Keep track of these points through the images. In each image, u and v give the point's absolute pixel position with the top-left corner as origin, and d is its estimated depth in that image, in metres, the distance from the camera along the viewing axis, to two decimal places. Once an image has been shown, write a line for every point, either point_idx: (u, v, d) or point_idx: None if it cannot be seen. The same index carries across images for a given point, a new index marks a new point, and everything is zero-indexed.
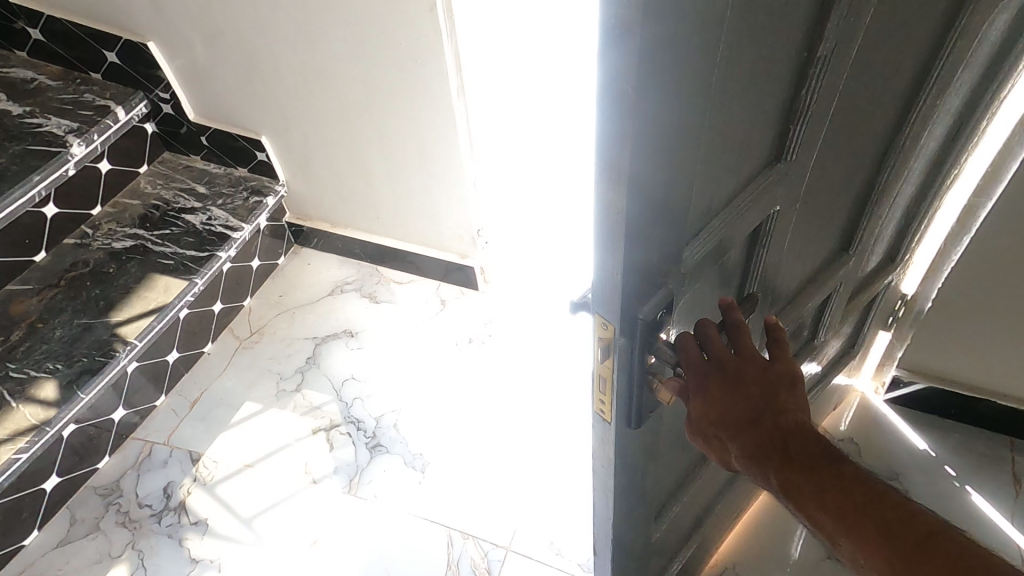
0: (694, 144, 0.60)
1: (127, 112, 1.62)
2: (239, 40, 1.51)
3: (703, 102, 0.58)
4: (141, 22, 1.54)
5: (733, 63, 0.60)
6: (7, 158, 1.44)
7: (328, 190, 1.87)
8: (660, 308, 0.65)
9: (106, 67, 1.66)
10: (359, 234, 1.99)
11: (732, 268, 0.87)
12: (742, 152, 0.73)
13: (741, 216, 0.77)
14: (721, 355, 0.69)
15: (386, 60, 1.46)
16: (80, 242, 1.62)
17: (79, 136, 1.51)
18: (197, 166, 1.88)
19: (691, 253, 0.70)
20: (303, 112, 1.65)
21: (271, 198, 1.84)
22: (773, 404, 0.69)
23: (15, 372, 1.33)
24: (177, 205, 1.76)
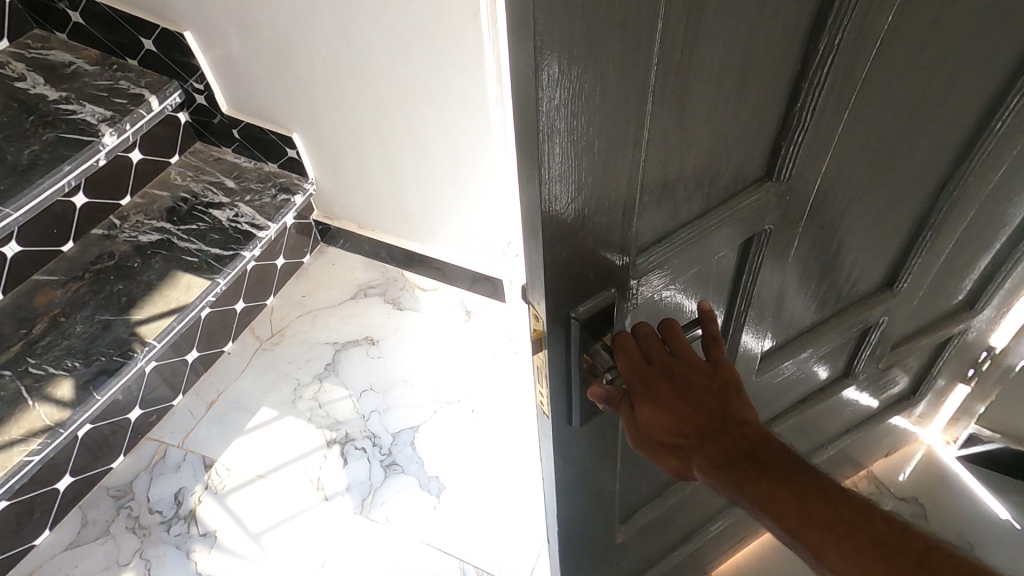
0: (629, 150, 0.52)
1: (160, 101, 1.57)
2: (271, 29, 1.44)
3: (635, 102, 0.49)
4: (172, 7, 1.48)
5: (692, 56, 0.50)
6: (38, 145, 1.39)
7: (356, 192, 1.80)
8: (597, 310, 0.62)
9: (143, 54, 1.60)
10: (386, 238, 1.93)
11: (715, 289, 0.79)
12: (718, 166, 0.62)
13: (709, 232, 0.67)
14: (658, 357, 0.64)
15: (417, 61, 1.38)
16: (107, 233, 1.58)
17: (112, 125, 1.46)
18: (227, 159, 1.84)
19: (637, 267, 0.64)
20: (334, 111, 1.58)
21: (298, 197, 1.79)
22: (723, 410, 0.64)
23: (34, 368, 1.30)
24: (205, 200, 1.72)
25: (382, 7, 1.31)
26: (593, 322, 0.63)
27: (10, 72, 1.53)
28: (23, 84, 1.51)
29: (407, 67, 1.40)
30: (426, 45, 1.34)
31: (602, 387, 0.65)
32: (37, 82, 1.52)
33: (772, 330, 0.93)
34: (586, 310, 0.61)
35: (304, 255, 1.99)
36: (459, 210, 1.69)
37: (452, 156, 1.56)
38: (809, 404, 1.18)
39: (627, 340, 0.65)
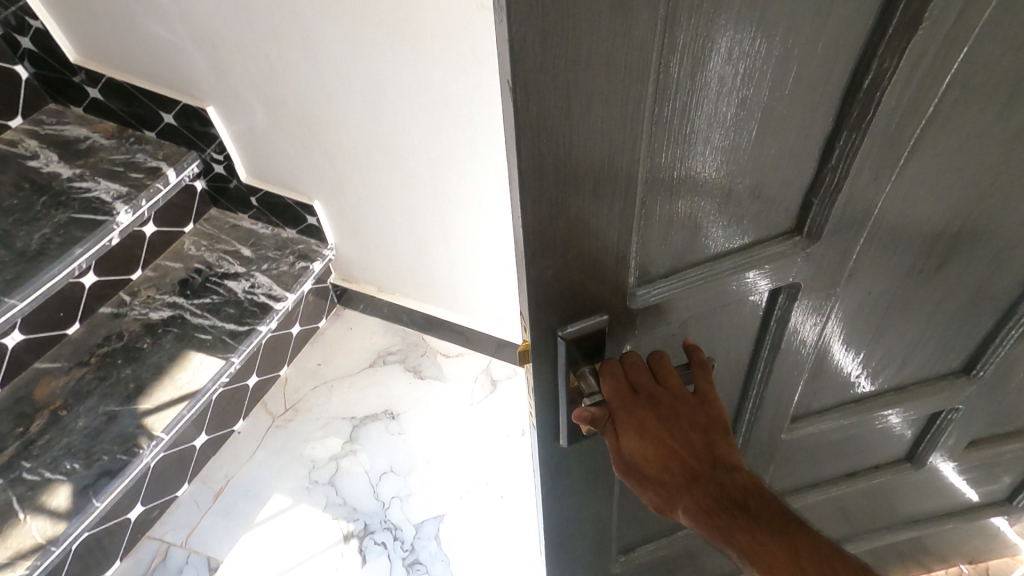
0: (609, 195, 0.51)
1: (178, 173, 1.50)
2: (298, 103, 1.33)
3: (612, 151, 0.48)
4: (196, 79, 1.38)
5: (679, 106, 0.48)
6: (50, 228, 1.32)
7: (377, 256, 1.70)
8: (585, 333, 0.62)
9: (163, 127, 1.52)
10: (405, 300, 1.83)
11: (731, 336, 0.75)
12: (724, 216, 0.59)
13: (719, 278, 0.64)
14: (646, 386, 0.63)
15: (451, 135, 1.28)
16: (116, 310, 1.49)
17: (127, 202, 1.39)
18: (244, 225, 1.73)
19: (634, 302, 0.63)
20: (359, 181, 1.48)
21: (317, 263, 1.68)
22: (708, 446, 0.63)
23: (29, 473, 1.20)
24: (220, 270, 1.63)
25: (424, 85, 1.20)
26: (582, 341, 0.63)
27: (23, 150, 1.46)
28: (36, 162, 1.45)
29: (445, 144, 1.30)
30: (469, 123, 1.24)
31: (590, 408, 0.63)
32: (51, 159, 1.46)
33: (806, 388, 0.88)
34: (573, 328, 0.61)
35: (320, 320, 1.88)
36: (482, 271, 1.60)
37: (487, 226, 1.46)
38: (860, 477, 1.09)
39: (614, 363, 0.64)
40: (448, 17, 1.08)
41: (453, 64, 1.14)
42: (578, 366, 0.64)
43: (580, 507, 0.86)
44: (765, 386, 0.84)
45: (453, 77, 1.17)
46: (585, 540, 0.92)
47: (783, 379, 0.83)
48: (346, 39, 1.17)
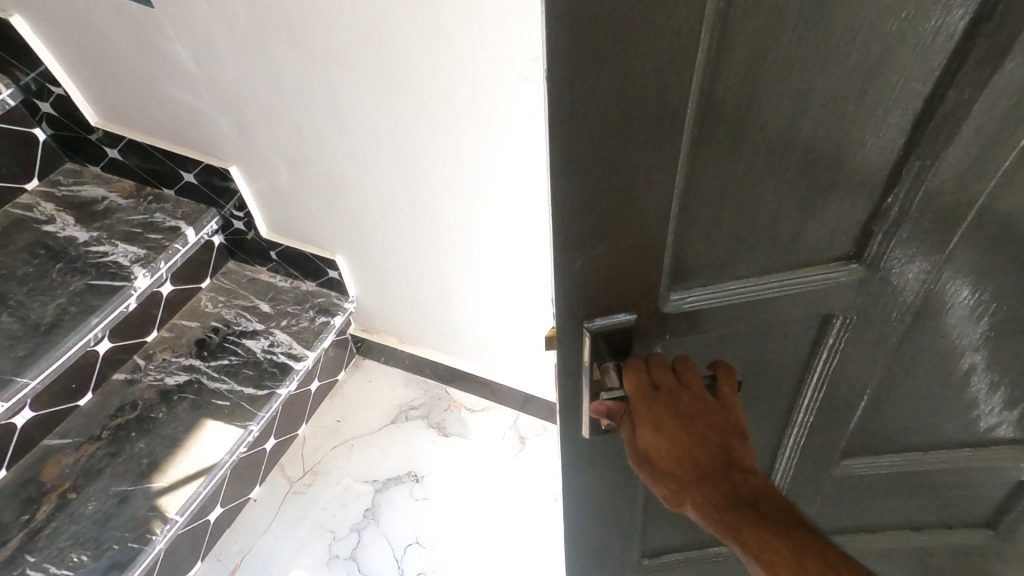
0: (618, 228, 0.44)
1: (197, 232, 1.37)
2: (322, 159, 1.20)
3: (621, 180, 0.41)
4: (219, 141, 1.25)
5: (701, 134, 0.40)
6: (65, 297, 1.20)
7: (400, 309, 1.55)
8: (612, 331, 0.52)
9: (181, 184, 1.38)
10: (428, 351, 1.68)
11: (769, 382, 0.65)
12: (754, 251, 0.50)
13: (765, 294, 0.53)
14: (669, 382, 0.52)
15: (487, 198, 1.15)
16: (129, 377, 1.39)
17: (145, 265, 1.27)
18: (262, 279, 1.58)
19: (667, 307, 0.51)
20: (383, 237, 1.35)
21: (339, 318, 1.52)
22: (730, 452, 0.52)
23: (33, 570, 1.11)
24: (237, 328, 1.49)
25: (464, 152, 1.08)
26: (606, 340, 0.52)
27: (38, 214, 1.32)
28: (51, 227, 1.31)
29: (483, 211, 1.19)
30: (511, 192, 1.12)
31: (605, 401, 0.54)
32: (67, 225, 1.33)
33: (865, 457, 0.74)
34: (599, 324, 0.51)
35: (339, 373, 1.72)
36: (520, 335, 1.47)
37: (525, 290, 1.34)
38: None
39: (636, 359, 0.54)
40: (496, 87, 0.96)
41: (499, 132, 1.03)
42: (597, 360, 0.54)
43: (606, 545, 0.81)
44: (813, 446, 0.73)
45: (496, 146, 1.05)
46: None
47: (831, 440, 0.72)
48: (380, 106, 1.06)
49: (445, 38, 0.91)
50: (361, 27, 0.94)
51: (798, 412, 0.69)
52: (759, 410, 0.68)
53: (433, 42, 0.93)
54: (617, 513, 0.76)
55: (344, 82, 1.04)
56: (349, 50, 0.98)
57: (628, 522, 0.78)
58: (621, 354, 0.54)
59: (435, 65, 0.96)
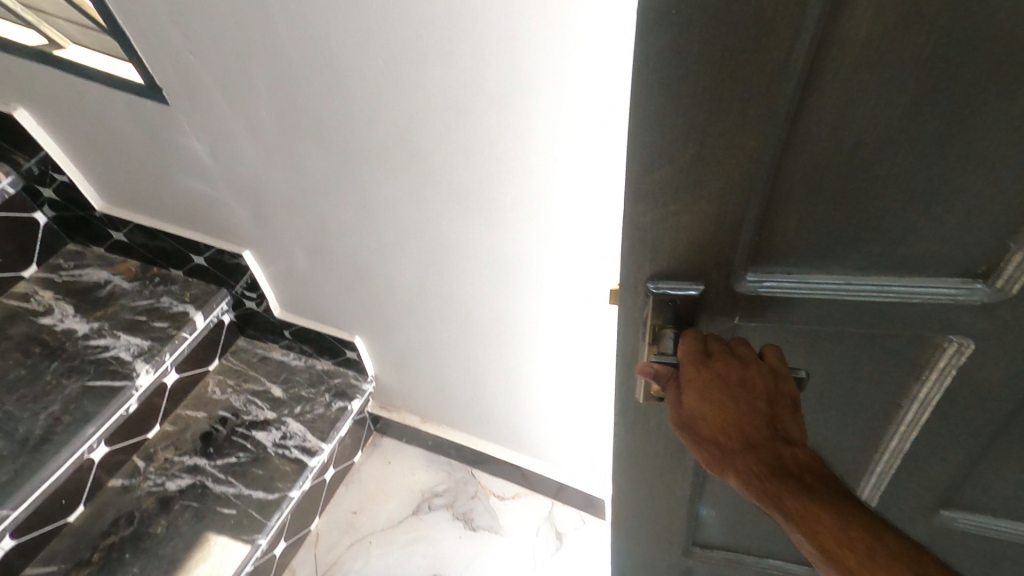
0: (684, 188, 0.39)
1: (207, 316, 1.14)
2: (337, 247, 0.93)
3: (690, 139, 0.36)
4: (237, 235, 1.02)
5: (793, 104, 0.34)
6: (61, 403, 1.00)
7: (426, 399, 1.30)
8: (676, 297, 0.45)
9: (191, 265, 1.14)
10: (453, 434, 1.46)
11: (857, 403, 0.54)
12: (843, 252, 0.41)
13: (854, 300, 0.44)
14: (719, 348, 0.45)
15: (531, 296, 0.86)
16: (127, 484, 1.14)
17: (149, 359, 1.07)
18: (275, 357, 1.34)
19: (741, 291, 0.45)
20: (404, 333, 1.08)
21: (357, 403, 1.27)
22: (782, 428, 0.43)
23: None
24: (248, 418, 1.26)
25: (530, 261, 0.80)
26: (670, 307, 0.46)
27: (34, 306, 1.13)
28: (48, 320, 1.11)
29: (544, 319, 0.89)
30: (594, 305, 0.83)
31: (650, 366, 0.45)
32: (65, 317, 1.12)
33: (970, 515, 0.61)
34: (666, 290, 0.45)
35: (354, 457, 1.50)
36: (590, 441, 1.18)
37: (598, 403, 1.04)
38: None
39: (690, 329, 0.46)
40: (593, 184, 0.65)
41: (593, 240, 0.73)
42: (653, 323, 0.47)
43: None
44: (905, 482, 0.59)
45: (580, 255, 0.76)
46: (650, 574, 0.78)
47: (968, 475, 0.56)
48: (422, 205, 0.79)
49: (527, 130, 0.63)
50: (410, 114, 0.67)
51: (887, 445, 0.57)
52: (848, 429, 0.57)
53: (509, 131, 0.64)
54: (664, 508, 0.67)
55: (379, 179, 0.78)
56: (391, 143, 0.72)
57: (671, 520, 0.69)
58: (681, 325, 0.47)
59: (506, 159, 0.67)
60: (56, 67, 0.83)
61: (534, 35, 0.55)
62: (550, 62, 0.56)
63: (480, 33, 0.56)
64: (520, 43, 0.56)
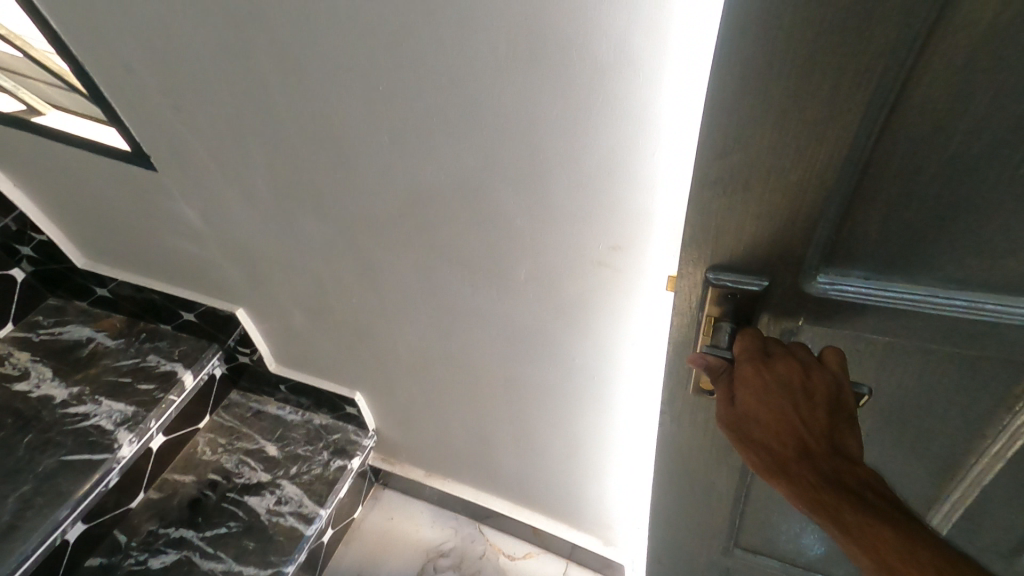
0: (755, 177, 0.33)
1: (196, 375, 1.08)
2: (322, 304, 0.80)
3: (768, 124, 0.30)
4: (232, 293, 0.93)
5: (898, 88, 0.28)
6: (32, 483, 0.90)
7: (432, 458, 1.17)
8: (739, 290, 0.39)
9: (180, 320, 1.07)
10: (462, 490, 1.33)
11: (933, 428, 0.47)
12: (936, 261, 0.35)
13: (933, 314, 0.38)
14: (779, 349, 0.40)
15: (540, 360, 0.68)
16: (106, 562, 1.02)
17: (133, 427, 0.99)
18: (270, 412, 1.24)
19: (809, 293, 0.39)
20: (403, 398, 0.94)
21: (357, 461, 1.16)
22: (842, 440, 0.39)
23: None
24: (240, 480, 1.15)
25: (562, 340, 0.64)
26: (731, 301, 0.40)
27: (9, 368, 1.05)
28: (23, 385, 1.03)
29: (558, 386, 0.70)
30: (644, 391, 0.65)
31: (703, 356, 0.42)
32: (43, 380, 1.05)
33: None
34: (728, 282, 0.39)
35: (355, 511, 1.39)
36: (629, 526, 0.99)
37: (642, 491, 0.84)
38: None
39: (749, 325, 0.42)
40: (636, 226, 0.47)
41: (646, 319, 0.56)
42: (709, 313, 0.42)
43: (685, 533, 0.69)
44: (982, 521, 0.51)
45: (630, 334, 0.58)
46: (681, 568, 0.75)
47: None
48: (430, 276, 0.64)
49: (566, 195, 0.48)
50: (419, 174, 0.53)
51: (965, 480, 0.49)
52: (919, 461, 0.49)
53: (542, 195, 0.49)
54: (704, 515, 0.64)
55: (381, 245, 0.63)
56: (394, 206, 0.58)
57: (710, 519, 0.64)
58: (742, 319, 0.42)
59: (537, 230, 0.52)
60: (37, 134, 0.77)
61: (584, 78, 0.40)
62: (617, 78, 0.38)
63: (511, 79, 0.42)
64: (566, 90, 0.40)
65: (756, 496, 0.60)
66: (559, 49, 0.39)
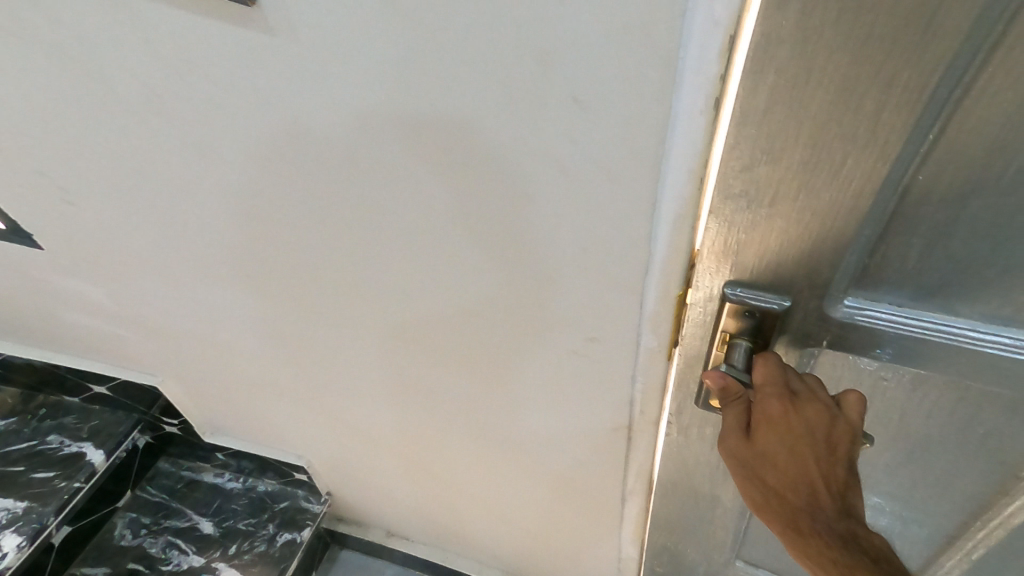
0: (786, 189, 0.27)
1: (110, 454, 0.93)
2: (256, 377, 0.68)
3: (804, 132, 0.24)
4: (143, 366, 0.78)
5: (961, 89, 0.22)
6: None
7: (396, 521, 1.03)
8: (760, 307, 0.31)
9: (87, 393, 0.92)
10: (425, 553, 1.11)
11: (951, 473, 0.40)
12: (976, 294, 0.28)
13: (973, 352, 0.31)
14: (802, 386, 0.32)
15: (513, 442, 0.59)
16: None
17: (24, 527, 0.82)
18: (205, 480, 1.09)
19: (833, 320, 0.31)
20: (362, 464, 0.82)
21: (308, 533, 1.02)
22: (854, 498, 0.32)
23: None
24: (167, 566, 0.99)
25: (534, 424, 0.54)
26: (751, 321, 0.32)
27: None
28: None
29: (533, 467, 0.62)
30: (630, 478, 0.57)
31: (719, 378, 0.33)
32: None
33: None
34: (748, 299, 0.31)
35: None
36: None
37: (633, 562, 0.76)
38: None
39: (768, 349, 0.33)
40: (616, 329, 0.39)
41: (632, 410, 0.46)
42: (722, 328, 0.33)
43: (683, 565, 0.65)
44: None
45: (612, 426, 0.49)
46: None
47: None
48: (380, 353, 0.53)
49: (530, 290, 0.38)
50: (352, 249, 0.41)
51: (989, 523, 0.42)
52: (949, 521, 0.44)
53: (499, 287, 0.39)
54: (698, 547, 0.60)
55: (315, 317, 0.52)
56: (320, 281, 0.47)
57: (706, 555, 0.61)
58: (766, 338, 0.33)
59: (499, 319, 0.43)
60: None
61: (546, 172, 0.30)
62: (592, 173, 0.29)
63: (455, 160, 0.32)
64: (529, 170, 0.30)
65: (753, 530, 0.56)
66: (510, 136, 0.29)
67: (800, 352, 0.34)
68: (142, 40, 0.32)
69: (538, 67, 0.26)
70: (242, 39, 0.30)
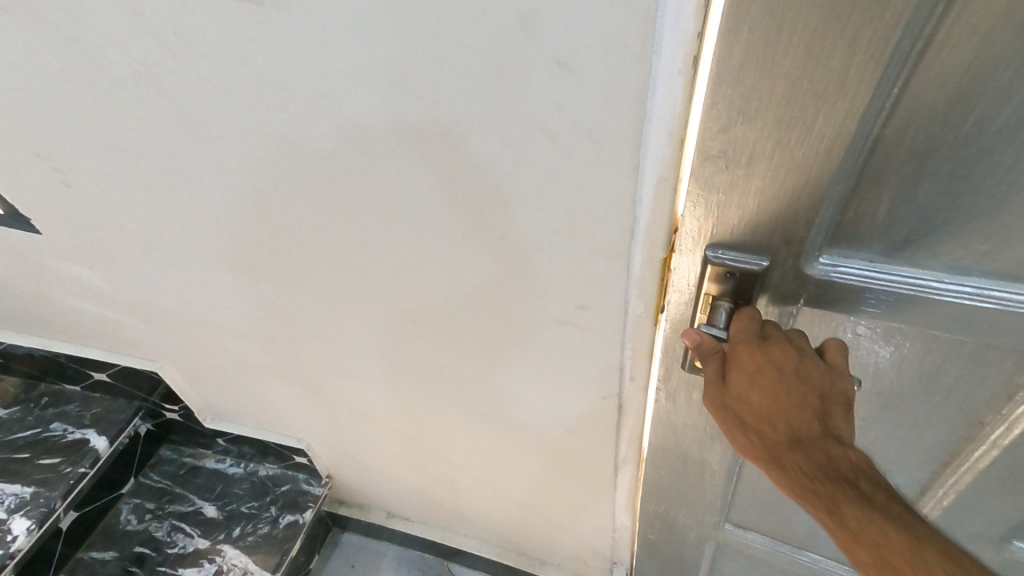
0: (762, 148, 0.28)
1: (113, 440, 0.94)
2: (254, 359, 0.69)
3: (777, 90, 0.26)
4: (142, 352, 0.79)
5: (921, 47, 0.23)
6: None
7: (396, 501, 1.05)
8: (740, 268, 0.33)
9: (88, 381, 0.93)
10: (426, 533, 1.13)
11: (922, 424, 0.42)
12: (940, 247, 0.30)
13: (939, 303, 0.32)
14: (774, 331, 0.34)
15: (508, 416, 0.61)
16: None
17: (32, 511, 0.83)
18: (207, 466, 1.11)
19: (809, 277, 0.33)
20: (361, 444, 0.84)
21: (310, 514, 1.05)
22: (832, 433, 0.33)
23: None
24: (172, 549, 1.00)
25: (529, 396, 0.56)
26: (733, 282, 0.34)
27: None
28: None
29: (528, 439, 0.64)
30: (622, 446, 0.59)
31: (697, 334, 0.35)
32: None
33: None
34: (729, 260, 0.33)
35: None
36: (616, 558, 0.92)
37: (627, 531, 0.79)
38: None
39: (749, 306, 0.35)
40: (605, 296, 0.40)
41: (623, 377, 0.48)
42: (706, 291, 0.35)
43: (675, 530, 0.67)
44: (980, 525, 0.49)
45: (603, 394, 0.51)
46: (673, 557, 0.74)
47: None
48: (375, 331, 0.54)
49: (522, 260, 0.40)
50: (346, 226, 0.42)
51: (957, 470, 0.44)
52: (922, 473, 0.46)
53: (491, 260, 0.41)
54: (689, 511, 0.63)
55: (311, 295, 0.52)
56: (315, 260, 0.48)
57: (697, 518, 0.64)
58: (747, 297, 0.35)
59: (491, 291, 0.44)
60: None
61: (534, 141, 0.31)
62: (577, 140, 0.30)
63: (444, 131, 0.32)
64: (518, 140, 0.31)
65: (741, 492, 0.59)
66: (497, 105, 0.30)
67: (781, 311, 0.36)
68: (131, 17, 0.32)
69: (523, 35, 0.27)
70: (231, 13, 0.30)
